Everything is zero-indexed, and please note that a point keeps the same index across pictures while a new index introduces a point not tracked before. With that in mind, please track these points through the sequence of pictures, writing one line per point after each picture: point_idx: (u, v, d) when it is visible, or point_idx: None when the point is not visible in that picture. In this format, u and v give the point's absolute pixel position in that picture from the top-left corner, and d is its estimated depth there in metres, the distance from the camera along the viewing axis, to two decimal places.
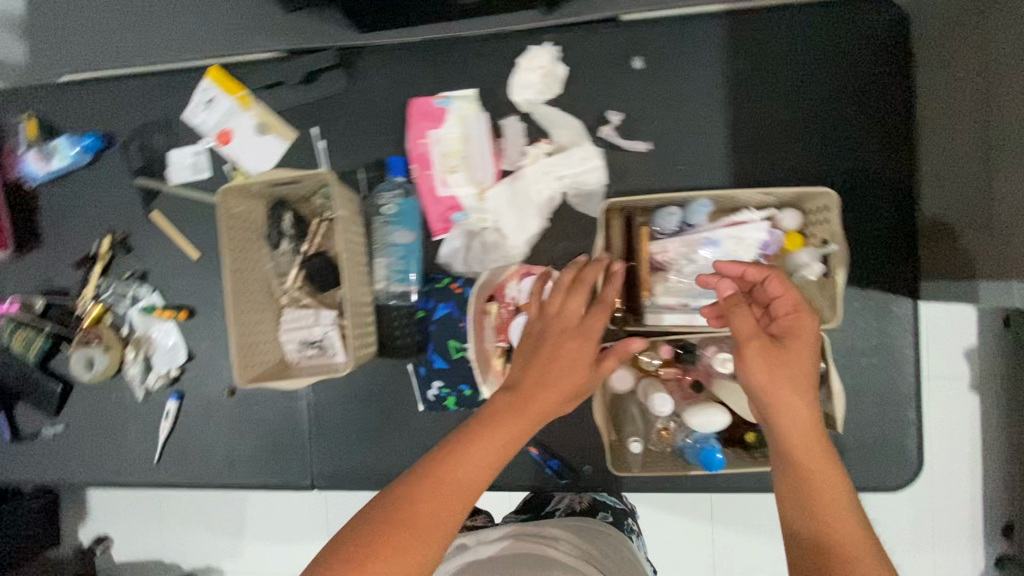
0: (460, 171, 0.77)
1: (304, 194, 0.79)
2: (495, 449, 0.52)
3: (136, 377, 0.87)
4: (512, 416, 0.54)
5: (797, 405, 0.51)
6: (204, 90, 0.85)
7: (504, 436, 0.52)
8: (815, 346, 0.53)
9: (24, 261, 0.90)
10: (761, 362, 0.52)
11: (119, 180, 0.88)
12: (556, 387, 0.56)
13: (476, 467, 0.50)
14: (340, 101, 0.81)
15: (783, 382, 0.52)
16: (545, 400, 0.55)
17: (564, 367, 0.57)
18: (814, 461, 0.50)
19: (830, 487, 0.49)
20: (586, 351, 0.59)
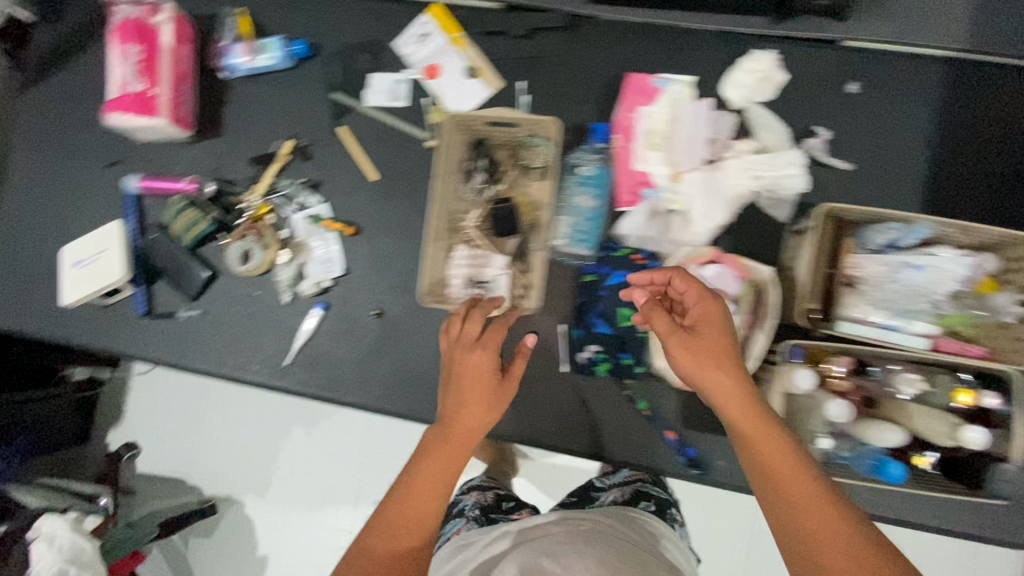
0: (662, 150, 0.79)
1: (508, 139, 0.82)
2: (441, 465, 0.71)
3: (286, 280, 0.88)
4: (446, 439, 0.72)
5: (722, 379, 0.63)
6: (422, 24, 0.87)
7: (445, 457, 0.71)
8: (721, 331, 0.64)
9: (199, 146, 0.92)
10: (683, 353, 0.64)
11: (313, 90, 0.90)
12: (477, 400, 0.72)
13: (426, 487, 0.70)
14: (555, 60, 0.83)
15: (704, 364, 0.64)
16: (473, 419, 0.72)
17: (476, 378, 0.72)
18: (758, 430, 0.61)
19: (779, 455, 0.60)
20: (487, 361, 0.73)
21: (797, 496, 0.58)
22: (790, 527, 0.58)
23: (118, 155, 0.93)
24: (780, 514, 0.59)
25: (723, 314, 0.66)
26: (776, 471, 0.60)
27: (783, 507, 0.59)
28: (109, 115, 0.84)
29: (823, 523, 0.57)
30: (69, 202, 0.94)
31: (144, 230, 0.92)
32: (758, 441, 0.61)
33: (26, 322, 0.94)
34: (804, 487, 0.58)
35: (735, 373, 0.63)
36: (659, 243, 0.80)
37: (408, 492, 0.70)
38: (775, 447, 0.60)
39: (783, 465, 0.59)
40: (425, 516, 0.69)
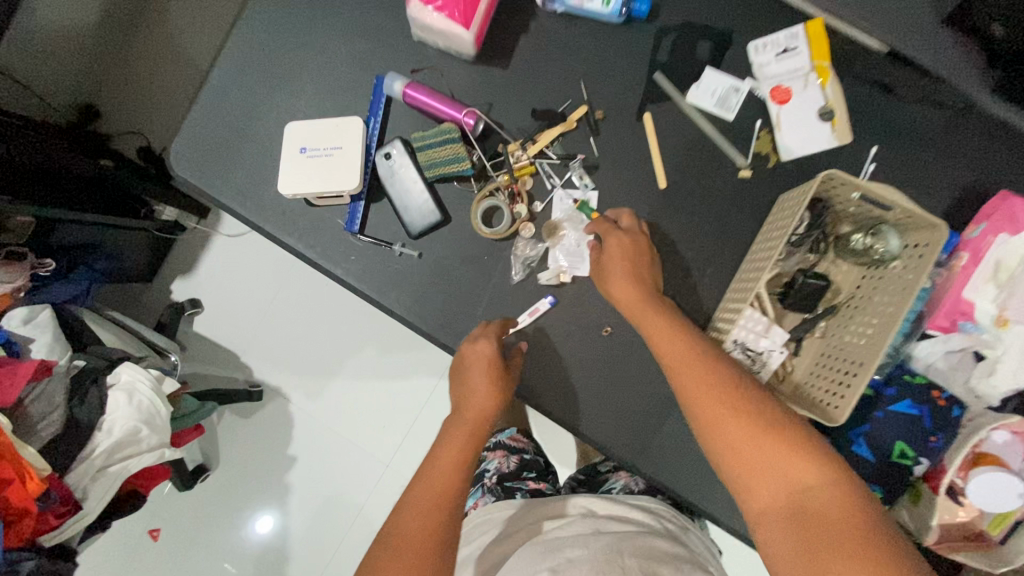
0: (1001, 287, 0.69)
1: (850, 214, 0.71)
2: (462, 442, 0.77)
3: (524, 256, 0.78)
4: (460, 425, 0.77)
5: (622, 288, 0.71)
6: (790, 36, 0.73)
7: (462, 435, 0.77)
8: (619, 250, 0.72)
9: (477, 69, 0.78)
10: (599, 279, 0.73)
11: (633, 58, 0.77)
12: (482, 378, 0.74)
13: (448, 471, 0.74)
14: (919, 140, 0.73)
15: (612, 281, 0.72)
16: (479, 404, 0.76)
17: (481, 368, 0.74)
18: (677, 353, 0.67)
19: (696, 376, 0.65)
20: (491, 350, 0.74)
21: (690, 377, 0.66)
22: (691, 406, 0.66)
23: (382, 42, 0.79)
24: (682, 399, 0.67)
25: (632, 240, 0.73)
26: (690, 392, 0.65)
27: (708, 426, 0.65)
28: (410, 2, 0.71)
29: (706, 390, 0.65)
30: (307, 72, 0.81)
31: (381, 142, 0.80)
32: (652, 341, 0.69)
33: (215, 186, 0.82)
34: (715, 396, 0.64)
35: (633, 288, 0.70)
36: (946, 379, 0.72)
37: (426, 483, 0.73)
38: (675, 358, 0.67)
39: (670, 350, 0.67)
40: (452, 484, 0.73)
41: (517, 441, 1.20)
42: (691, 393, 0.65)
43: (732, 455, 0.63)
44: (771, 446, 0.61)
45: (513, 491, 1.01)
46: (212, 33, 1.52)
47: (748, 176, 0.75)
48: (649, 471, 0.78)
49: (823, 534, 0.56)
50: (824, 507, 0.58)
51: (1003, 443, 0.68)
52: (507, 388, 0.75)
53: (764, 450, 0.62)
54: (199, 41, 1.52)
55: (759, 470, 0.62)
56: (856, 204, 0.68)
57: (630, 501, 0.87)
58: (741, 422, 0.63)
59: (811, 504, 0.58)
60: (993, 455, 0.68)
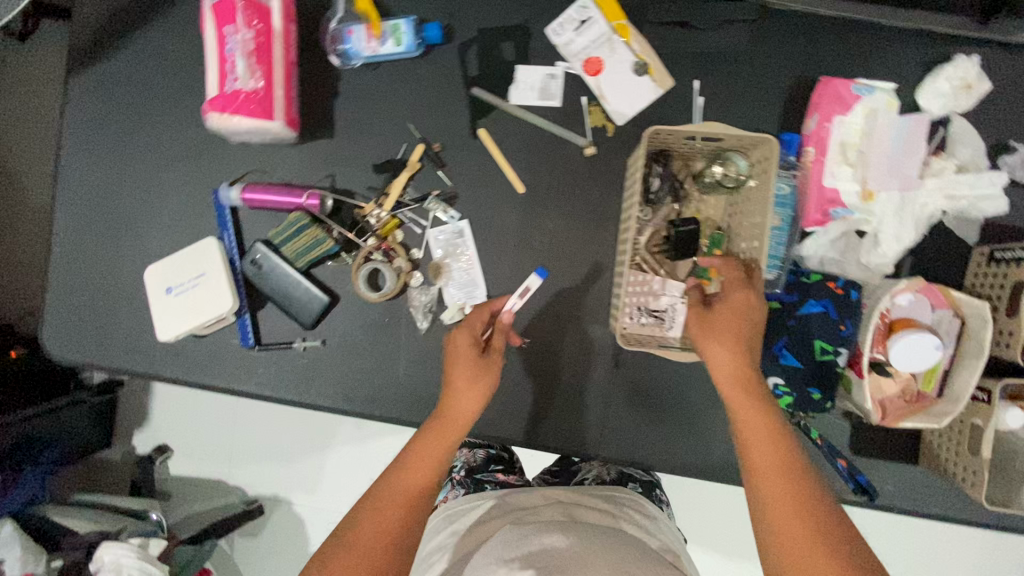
0: (854, 166, 0.73)
1: (694, 152, 0.72)
2: (434, 452, 0.65)
3: (422, 304, 0.78)
4: (443, 428, 0.67)
5: (716, 349, 0.63)
6: (582, 8, 0.74)
7: (439, 439, 0.66)
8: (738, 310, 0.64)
9: (306, 149, 0.77)
10: (693, 321, 0.66)
11: (446, 83, 0.77)
12: (463, 374, 0.69)
13: (413, 481, 0.63)
14: (735, 59, 0.74)
15: (706, 334, 0.64)
16: (467, 403, 0.68)
17: (461, 356, 0.69)
18: (756, 427, 0.59)
19: (775, 455, 0.57)
20: (469, 341, 0.70)
21: (765, 451, 0.58)
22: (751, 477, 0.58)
23: (206, 157, 0.77)
24: (746, 466, 0.58)
25: (750, 304, 0.64)
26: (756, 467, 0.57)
27: (765, 506, 0.55)
28: (208, 114, 0.68)
29: (777, 467, 0.56)
30: (144, 212, 0.79)
31: (243, 250, 0.79)
32: (733, 405, 0.61)
33: (103, 353, 0.80)
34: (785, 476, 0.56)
35: (727, 344, 0.63)
36: (841, 267, 0.75)
37: (392, 482, 0.63)
38: (755, 430, 0.59)
39: (750, 420, 0.60)
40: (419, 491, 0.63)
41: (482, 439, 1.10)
42: (755, 461, 0.57)
43: (776, 541, 0.53)
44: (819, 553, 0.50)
45: (483, 483, 0.93)
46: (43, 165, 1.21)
47: (594, 152, 0.76)
48: (615, 455, 0.78)
49: None
50: None
51: (904, 306, 0.71)
52: (492, 381, 0.69)
53: (809, 552, 0.51)
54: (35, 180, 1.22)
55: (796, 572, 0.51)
56: (691, 143, 0.69)
57: (601, 492, 0.87)
58: (801, 512, 0.53)
59: None
60: (896, 318, 0.71)
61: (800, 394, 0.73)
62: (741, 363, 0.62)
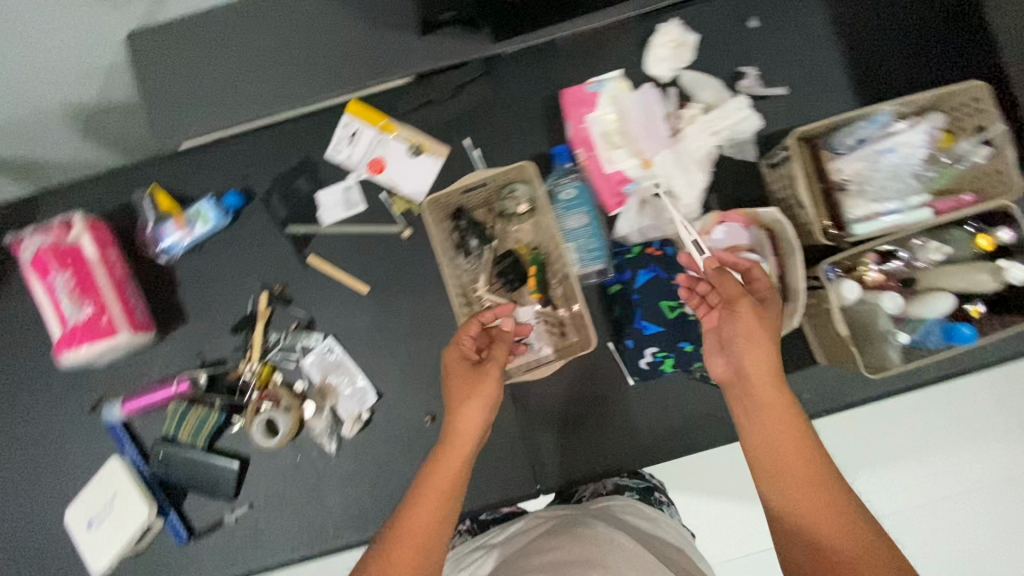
0: (623, 146, 0.81)
1: (485, 199, 0.81)
2: (453, 467, 0.65)
3: (324, 430, 0.82)
4: (454, 448, 0.66)
5: (761, 348, 0.63)
6: (346, 125, 0.85)
7: (454, 461, 0.66)
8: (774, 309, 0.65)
9: (171, 342, 0.84)
10: (750, 314, 0.63)
11: (265, 232, 0.85)
12: (457, 385, 0.69)
13: (432, 510, 0.63)
14: (487, 109, 0.84)
15: (755, 330, 0.63)
16: (473, 413, 0.67)
17: (458, 367, 0.70)
18: (782, 421, 0.61)
19: (799, 445, 0.60)
20: (458, 351, 0.70)
21: (794, 446, 0.60)
22: (773, 473, 0.59)
23: (86, 390, 0.83)
24: (767, 461, 0.60)
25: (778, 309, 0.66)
26: (780, 459, 0.59)
27: (788, 493, 0.58)
28: (63, 356, 0.76)
29: (807, 468, 0.58)
30: (48, 463, 0.83)
31: (148, 454, 0.82)
32: (766, 399, 0.62)
33: None
34: (808, 465, 0.58)
35: (766, 341, 0.63)
36: (661, 228, 0.81)
37: (412, 523, 0.62)
38: (779, 424, 0.61)
39: (772, 419, 0.61)
40: (440, 522, 0.62)
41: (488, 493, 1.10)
42: (784, 455, 0.59)
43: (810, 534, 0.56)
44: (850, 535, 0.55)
45: None
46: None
47: (411, 232, 0.84)
48: (552, 481, 0.82)
49: None
50: None
51: (718, 240, 0.77)
52: (490, 388, 0.68)
53: (840, 532, 0.55)
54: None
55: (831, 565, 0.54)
56: (471, 194, 0.78)
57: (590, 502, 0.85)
58: (823, 496, 0.57)
59: None
60: (719, 252, 0.76)
61: (676, 351, 0.77)
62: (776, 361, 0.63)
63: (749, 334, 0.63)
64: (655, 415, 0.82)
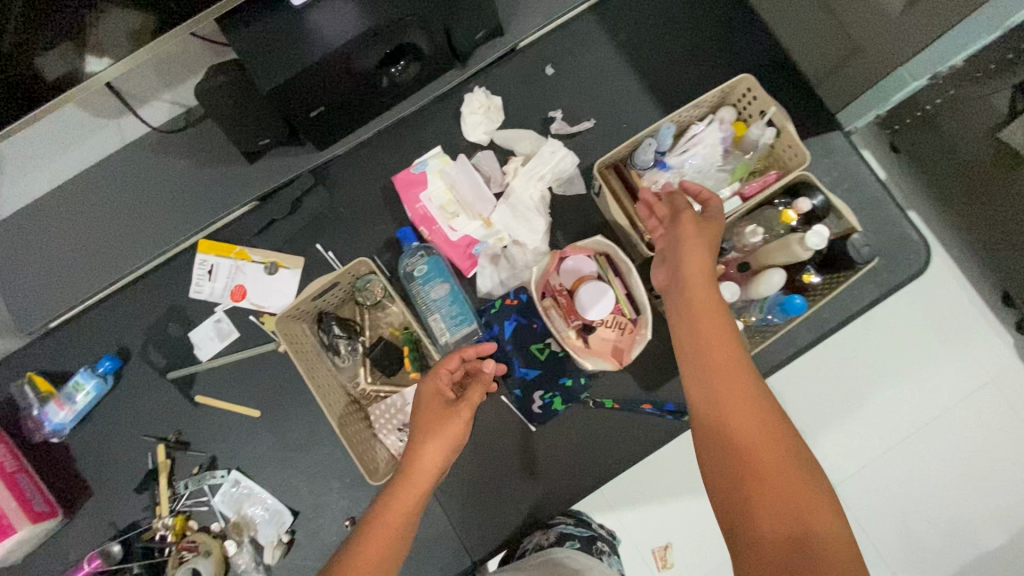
0: (461, 213, 0.87)
1: (344, 297, 0.84)
2: (411, 496, 0.61)
3: (249, 563, 0.81)
4: (411, 484, 0.62)
5: (703, 262, 0.63)
6: (202, 263, 0.88)
7: (411, 499, 0.61)
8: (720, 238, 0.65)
9: (80, 520, 0.84)
10: (694, 231, 0.64)
11: (150, 384, 0.87)
12: (429, 415, 0.67)
13: (381, 545, 0.57)
14: (331, 212, 0.89)
15: (694, 245, 0.63)
16: (435, 453, 0.64)
17: (431, 401, 0.68)
18: (722, 330, 0.58)
19: (734, 354, 0.57)
20: (432, 384, 0.69)
21: (727, 354, 0.56)
22: (708, 374, 0.56)
23: None
24: (703, 365, 0.57)
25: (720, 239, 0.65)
26: (715, 362, 0.56)
27: (719, 393, 0.55)
28: None
29: (738, 373, 0.55)
30: None
31: None
32: (705, 310, 0.59)
33: None
34: (743, 374, 0.55)
35: (710, 262, 0.63)
36: (518, 276, 0.86)
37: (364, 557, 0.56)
38: (721, 331, 0.58)
39: (714, 328, 0.58)
40: (388, 561, 0.57)
41: None
42: (719, 359, 0.56)
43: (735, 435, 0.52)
44: (780, 445, 0.51)
45: None
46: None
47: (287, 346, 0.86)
48: (486, 548, 0.82)
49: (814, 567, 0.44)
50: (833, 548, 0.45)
51: (567, 274, 0.80)
52: (458, 430, 0.66)
53: (770, 440, 0.51)
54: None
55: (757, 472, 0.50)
56: (322, 299, 0.80)
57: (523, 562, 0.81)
58: (755, 403, 0.54)
59: (817, 541, 0.46)
60: (570, 285, 0.79)
61: (560, 388, 0.82)
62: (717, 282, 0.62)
63: (692, 245, 0.63)
64: (564, 453, 0.83)
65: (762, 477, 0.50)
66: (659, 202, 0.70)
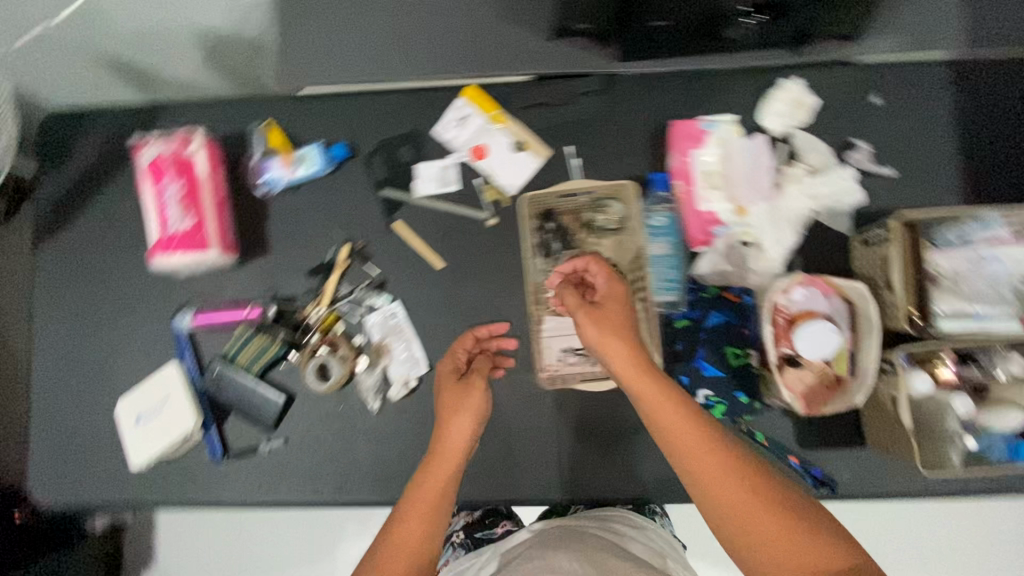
0: (721, 189, 0.82)
1: (579, 206, 0.83)
2: (441, 457, 0.71)
3: (371, 386, 0.85)
4: (443, 453, 0.72)
5: (614, 342, 0.68)
6: (459, 108, 0.88)
7: (444, 458, 0.71)
8: (620, 302, 0.72)
9: (247, 270, 0.88)
10: (589, 321, 0.70)
11: (360, 189, 0.88)
12: (450, 392, 0.77)
13: (430, 493, 0.68)
14: (595, 121, 0.86)
15: (607, 330, 0.69)
16: (461, 420, 0.74)
17: (450, 381, 0.79)
18: (666, 404, 0.62)
19: (688, 427, 0.61)
20: (450, 368, 0.80)
21: (681, 432, 0.61)
22: (679, 460, 0.60)
23: (163, 294, 0.88)
24: (671, 453, 0.61)
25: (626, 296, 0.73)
26: (680, 450, 0.60)
27: (693, 478, 0.59)
28: (153, 257, 0.80)
29: (704, 447, 0.59)
30: (112, 354, 0.88)
31: (203, 367, 0.87)
32: (647, 397, 0.63)
33: (88, 492, 0.86)
34: (705, 441, 0.60)
35: (622, 335, 0.68)
36: (740, 276, 0.81)
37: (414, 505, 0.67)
38: (665, 409, 0.62)
39: (658, 408, 0.63)
40: (438, 507, 0.67)
41: None
42: (682, 446, 0.60)
43: (720, 512, 0.58)
44: (758, 500, 0.57)
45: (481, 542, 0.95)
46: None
47: (497, 222, 0.86)
48: (578, 495, 0.81)
49: None
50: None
51: (798, 301, 0.76)
52: (479, 394, 0.76)
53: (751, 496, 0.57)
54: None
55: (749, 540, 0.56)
56: (565, 202, 0.83)
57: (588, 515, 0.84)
58: (730, 468, 0.58)
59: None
60: (797, 313, 0.75)
61: (729, 400, 0.79)
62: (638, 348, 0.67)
63: (601, 336, 0.69)
64: None
65: (761, 536, 0.55)
66: (570, 294, 0.74)
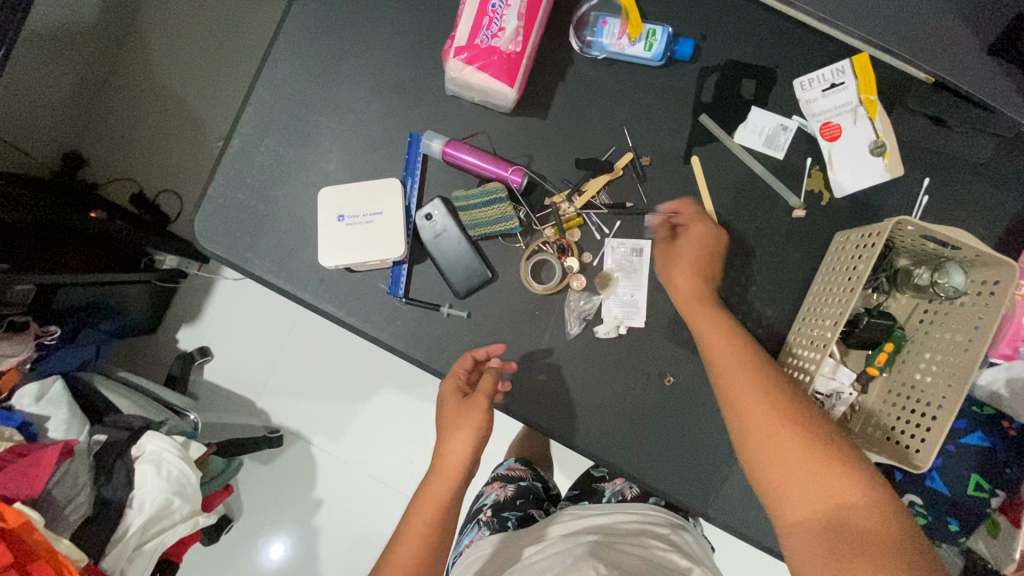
0: None
1: (905, 249, 0.70)
2: (443, 480, 0.72)
3: (579, 309, 0.75)
4: (439, 475, 0.73)
5: (685, 278, 0.70)
6: (837, 71, 0.72)
7: (441, 478, 0.72)
8: (699, 237, 0.71)
9: (514, 121, 0.75)
10: (671, 256, 0.72)
11: (678, 100, 0.74)
12: (450, 411, 0.73)
13: (428, 514, 0.71)
14: (970, 168, 0.72)
15: (679, 264, 0.71)
16: (461, 445, 0.72)
17: (450, 402, 0.73)
18: (725, 348, 0.66)
19: (735, 368, 0.64)
20: (450, 387, 0.73)
21: (733, 372, 0.64)
22: (727, 398, 0.64)
23: (417, 100, 0.76)
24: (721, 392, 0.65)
25: (715, 239, 0.71)
26: (731, 393, 0.63)
27: (740, 416, 0.63)
28: (449, 61, 0.68)
29: (747, 385, 0.63)
30: (335, 132, 0.77)
31: (420, 201, 0.77)
32: (708, 339, 0.67)
33: (248, 257, 0.77)
34: (749, 382, 0.63)
35: (700, 281, 0.70)
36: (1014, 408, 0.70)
37: (415, 522, 0.71)
38: (722, 350, 0.65)
39: (719, 349, 0.66)
40: (438, 528, 0.70)
41: (516, 469, 1.12)
42: (730, 384, 0.64)
43: (759, 444, 0.61)
44: (793, 435, 0.59)
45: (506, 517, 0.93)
46: (201, 58, 1.39)
47: (803, 216, 0.73)
48: (722, 519, 0.76)
49: (848, 542, 0.53)
50: (862, 522, 0.54)
51: None
52: (481, 420, 0.71)
53: (785, 430, 0.60)
54: (185, 77, 1.39)
55: (775, 464, 0.59)
56: (914, 241, 0.67)
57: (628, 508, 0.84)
58: (771, 405, 0.61)
59: (848, 519, 0.55)
60: None
61: (936, 519, 0.72)
62: (703, 290, 0.70)
63: (675, 269, 0.71)
64: None
65: (790, 463, 0.59)
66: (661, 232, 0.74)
